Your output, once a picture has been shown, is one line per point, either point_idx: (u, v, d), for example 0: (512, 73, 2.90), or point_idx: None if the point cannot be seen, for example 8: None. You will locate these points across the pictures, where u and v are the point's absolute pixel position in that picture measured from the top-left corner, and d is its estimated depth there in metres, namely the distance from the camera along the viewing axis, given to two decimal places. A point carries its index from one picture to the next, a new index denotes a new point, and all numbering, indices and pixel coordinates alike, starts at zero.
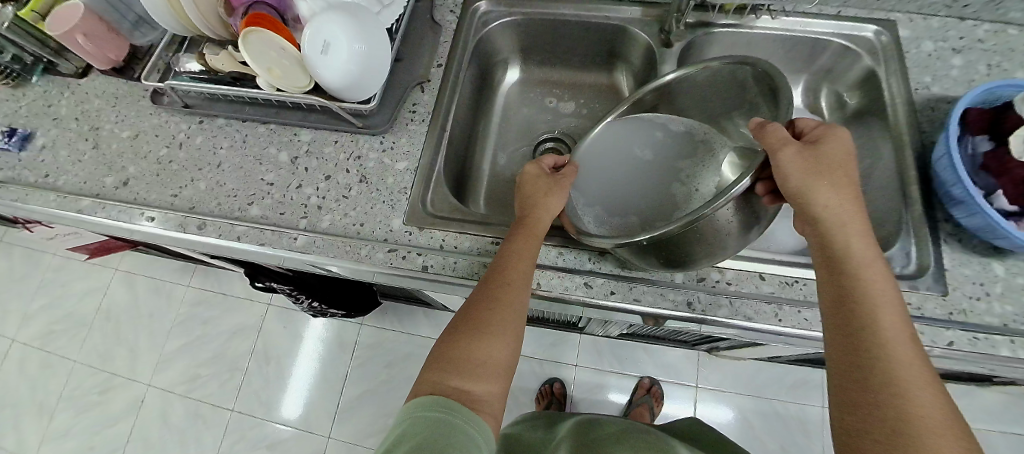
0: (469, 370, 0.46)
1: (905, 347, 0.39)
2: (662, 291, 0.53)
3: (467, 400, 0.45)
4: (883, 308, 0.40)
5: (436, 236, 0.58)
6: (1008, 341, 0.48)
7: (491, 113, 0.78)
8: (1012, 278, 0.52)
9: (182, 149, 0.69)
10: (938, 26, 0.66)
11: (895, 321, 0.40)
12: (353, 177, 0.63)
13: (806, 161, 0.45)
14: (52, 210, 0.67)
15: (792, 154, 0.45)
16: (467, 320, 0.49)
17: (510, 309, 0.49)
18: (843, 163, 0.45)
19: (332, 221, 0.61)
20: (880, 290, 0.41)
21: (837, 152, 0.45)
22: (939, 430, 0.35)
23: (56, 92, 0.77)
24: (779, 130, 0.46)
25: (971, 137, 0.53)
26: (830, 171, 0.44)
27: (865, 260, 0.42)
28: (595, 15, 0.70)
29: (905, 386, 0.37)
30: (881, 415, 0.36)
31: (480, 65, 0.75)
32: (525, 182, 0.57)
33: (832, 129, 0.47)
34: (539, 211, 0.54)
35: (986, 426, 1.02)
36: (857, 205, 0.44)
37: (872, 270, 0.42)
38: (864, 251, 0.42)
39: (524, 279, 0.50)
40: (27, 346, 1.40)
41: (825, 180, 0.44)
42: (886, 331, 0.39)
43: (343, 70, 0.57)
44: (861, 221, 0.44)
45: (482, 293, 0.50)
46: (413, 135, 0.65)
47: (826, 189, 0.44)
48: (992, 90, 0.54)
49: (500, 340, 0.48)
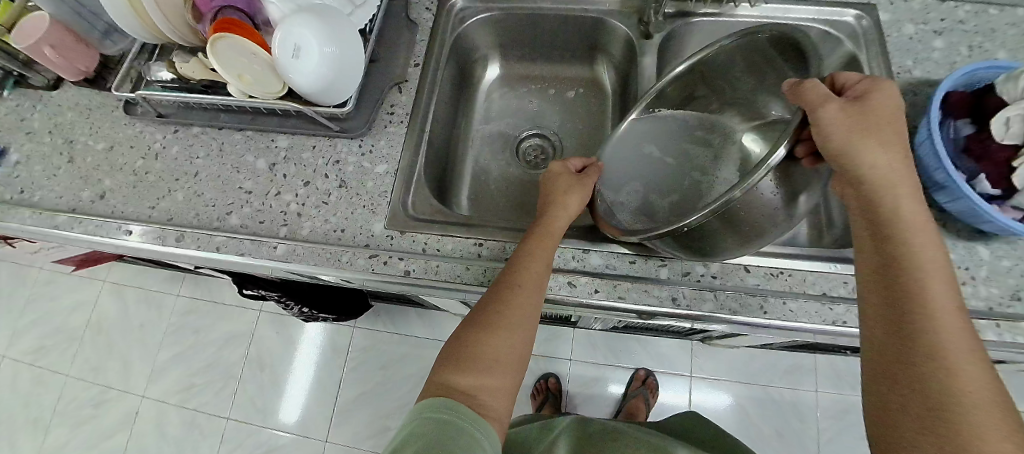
0: (480, 371, 0.46)
1: (954, 316, 0.37)
2: (646, 287, 0.52)
3: (472, 405, 0.44)
4: (930, 277, 0.38)
5: (418, 240, 0.58)
6: (994, 325, 0.49)
7: (472, 111, 0.77)
8: (997, 261, 0.52)
9: (158, 160, 0.68)
10: (919, 8, 0.65)
11: (942, 290, 0.38)
12: (332, 182, 0.62)
13: (850, 118, 0.43)
14: (28, 227, 0.66)
15: (835, 111, 0.43)
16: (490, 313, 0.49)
17: (528, 299, 0.49)
18: (891, 119, 0.44)
19: (312, 228, 0.60)
20: (926, 257, 0.39)
21: (885, 105, 0.44)
22: (983, 403, 0.34)
23: (27, 105, 0.75)
24: (819, 86, 0.44)
25: (953, 121, 0.52)
26: (878, 127, 0.43)
27: (915, 227, 0.40)
28: (573, 7, 0.69)
29: (952, 359, 0.35)
30: (921, 387, 0.35)
31: (458, 63, 0.73)
32: (549, 180, 0.58)
33: (880, 83, 0.45)
34: (558, 207, 0.54)
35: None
36: (907, 164, 0.43)
37: (921, 238, 0.40)
38: (912, 216, 0.41)
39: (537, 277, 0.50)
40: (18, 362, 1.38)
41: (872, 137, 0.42)
42: (935, 300, 0.38)
43: (315, 74, 0.56)
44: (911, 181, 0.42)
45: (505, 285, 0.50)
46: (392, 137, 0.64)
47: (875, 148, 0.42)
48: (974, 72, 0.53)
49: (513, 336, 0.48)
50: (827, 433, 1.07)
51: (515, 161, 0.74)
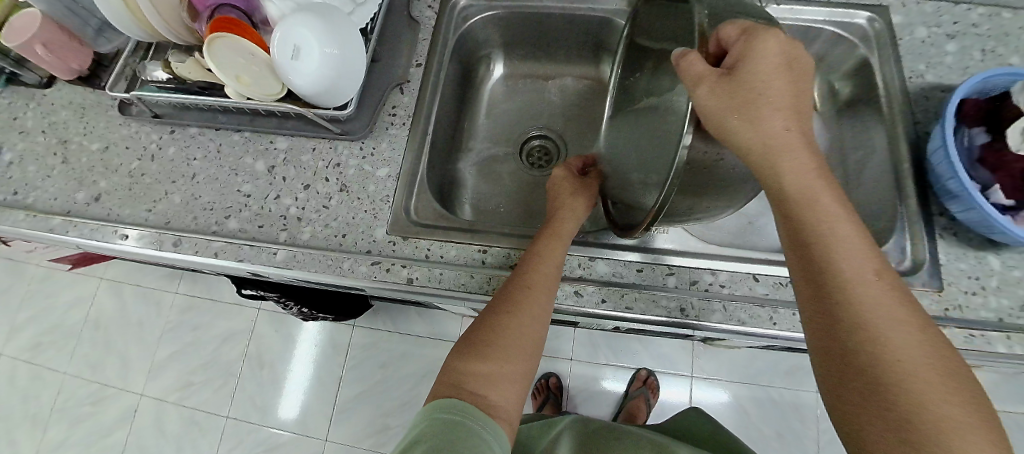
0: (486, 367, 0.45)
1: (874, 285, 0.36)
2: (654, 297, 0.51)
3: (484, 405, 0.44)
4: (841, 248, 0.37)
5: (421, 246, 0.57)
6: (1004, 337, 0.48)
7: (476, 110, 0.76)
8: (1008, 271, 0.52)
9: (154, 161, 0.67)
10: (932, 11, 0.64)
11: (857, 261, 0.36)
12: (333, 186, 0.61)
13: (729, 96, 0.38)
14: (21, 229, 0.65)
15: (710, 93, 0.37)
16: (489, 311, 0.49)
17: (530, 296, 0.48)
18: (768, 84, 0.39)
19: (313, 234, 0.59)
20: (836, 227, 0.38)
21: (766, 67, 0.39)
22: (920, 373, 0.33)
23: (20, 104, 0.74)
24: (699, 59, 0.38)
25: (967, 129, 0.51)
26: (757, 98, 0.39)
27: (819, 193, 0.39)
28: (580, 7, 0.67)
29: (879, 333, 0.34)
30: (857, 366, 0.35)
31: (462, 62, 0.72)
32: (554, 186, 0.61)
33: (762, 35, 0.39)
34: (565, 212, 0.56)
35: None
36: (802, 124, 0.40)
37: (828, 206, 0.38)
38: (813, 182, 0.39)
39: (548, 279, 0.49)
40: (14, 359, 1.37)
41: (754, 111, 0.39)
42: (848, 272, 0.36)
43: (316, 76, 0.54)
44: (809, 144, 0.40)
45: (507, 283, 0.50)
46: (393, 139, 0.62)
47: (757, 123, 0.39)
48: (988, 79, 0.52)
49: (511, 327, 0.47)
50: (829, 435, 1.07)
51: (519, 163, 0.73)
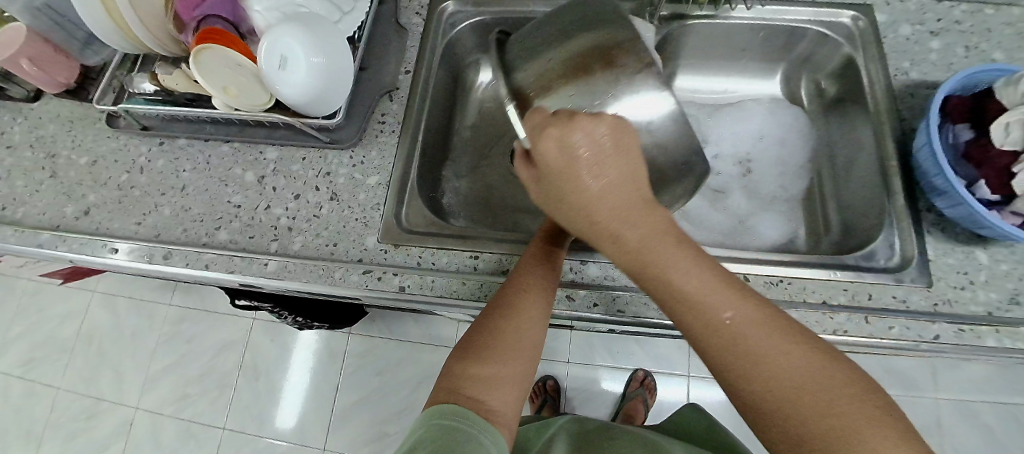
0: (484, 370, 0.44)
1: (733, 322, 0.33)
2: (645, 300, 0.51)
3: (482, 410, 0.42)
4: (683, 296, 0.34)
5: (412, 254, 0.56)
6: (993, 331, 0.49)
7: (466, 116, 0.76)
8: (996, 265, 0.52)
9: (143, 174, 0.67)
10: (915, 9, 0.65)
11: (713, 306, 0.34)
12: (323, 195, 0.61)
13: (547, 191, 0.40)
14: (9, 244, 0.64)
15: (535, 191, 0.43)
16: (486, 316, 0.48)
17: (525, 298, 0.48)
18: (571, 173, 0.37)
19: (304, 243, 0.59)
20: (674, 273, 0.35)
21: (549, 148, 0.37)
22: (806, 402, 0.31)
23: (7, 118, 0.73)
24: (522, 168, 0.43)
25: (952, 126, 0.51)
26: (560, 177, 0.37)
27: (660, 242, 0.35)
28: None
29: (749, 375, 0.32)
30: (746, 408, 0.33)
31: (451, 68, 0.72)
32: None
33: (551, 123, 0.37)
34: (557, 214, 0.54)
35: (950, 394, 1.07)
36: (618, 163, 0.36)
37: (664, 250, 0.35)
38: (641, 231, 0.35)
39: (541, 280, 0.49)
40: (6, 375, 1.36)
41: (565, 193, 0.38)
42: (699, 318, 0.34)
43: (303, 86, 0.53)
44: (626, 187, 0.36)
45: (505, 288, 0.49)
46: (383, 147, 0.62)
47: (575, 200, 0.37)
48: (974, 76, 0.52)
49: (512, 331, 0.46)
50: None
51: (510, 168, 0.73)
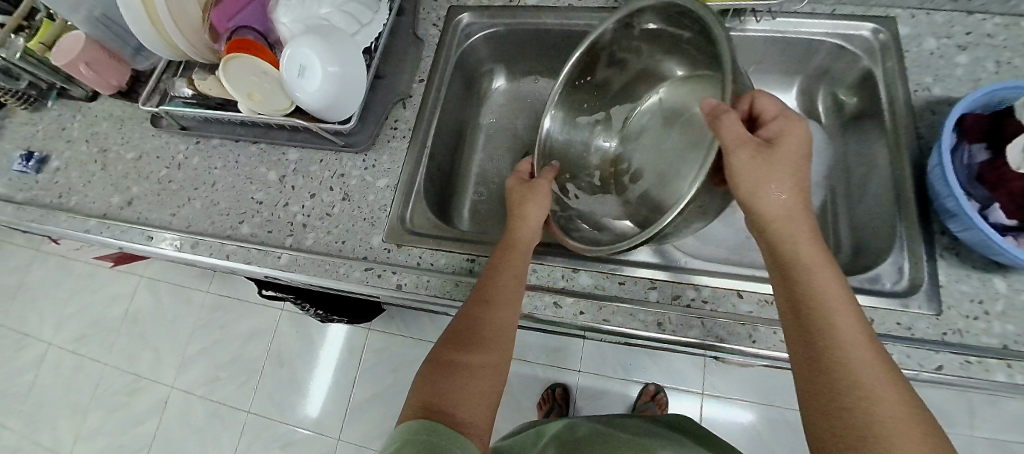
0: (457, 383, 0.46)
1: (852, 324, 0.37)
2: (633, 311, 0.51)
3: (452, 423, 0.43)
4: (827, 298, 0.38)
5: (414, 254, 0.59)
6: (1005, 365, 0.46)
7: (477, 123, 0.78)
8: (1015, 295, 0.49)
9: (180, 169, 0.73)
10: (942, 22, 0.62)
11: (851, 313, 0.38)
12: (336, 195, 0.65)
13: (757, 164, 0.41)
14: (63, 229, 0.72)
15: (743, 159, 0.41)
16: (457, 329, 0.50)
17: (494, 310, 0.50)
18: (767, 184, 0.41)
19: (316, 239, 0.62)
20: (823, 278, 0.39)
21: (791, 147, 0.42)
22: (873, 406, 0.34)
23: (68, 116, 0.81)
24: (730, 124, 0.42)
25: (967, 146, 0.49)
26: (778, 167, 0.41)
27: (815, 248, 0.40)
28: (577, 23, 0.68)
29: (855, 369, 0.35)
30: (822, 408, 0.35)
31: (464, 77, 0.74)
32: (510, 192, 0.62)
33: (790, 122, 0.43)
34: (522, 222, 0.57)
35: (987, 431, 1.00)
36: (787, 174, 0.42)
37: (810, 255, 0.40)
38: (814, 249, 0.40)
39: (512, 292, 0.51)
40: (62, 349, 1.49)
41: (767, 176, 0.41)
42: (833, 318, 0.37)
43: (320, 94, 0.57)
44: (802, 211, 0.42)
45: (474, 297, 0.52)
46: (393, 152, 0.65)
47: (770, 189, 0.41)
48: (994, 92, 0.50)
49: (484, 343, 0.48)
50: None
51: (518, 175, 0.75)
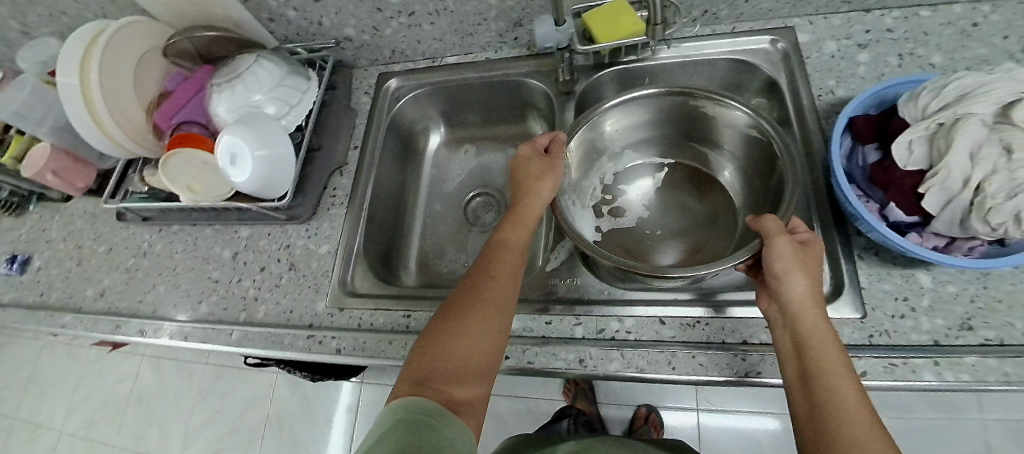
0: (454, 359, 0.46)
1: (857, 398, 0.40)
2: (555, 350, 0.52)
3: (448, 401, 0.44)
4: (832, 370, 0.41)
5: (354, 315, 0.61)
6: (933, 364, 0.45)
7: (420, 177, 0.81)
8: (940, 288, 0.49)
9: (146, 257, 0.77)
10: (841, 24, 0.63)
11: (842, 366, 0.42)
12: (283, 266, 0.68)
13: (797, 253, 0.46)
14: (42, 326, 0.76)
15: (785, 245, 0.46)
16: (459, 303, 0.50)
17: (494, 284, 0.51)
18: (796, 272, 0.45)
19: (265, 311, 0.65)
20: (827, 352, 0.42)
21: (815, 249, 0.47)
22: None
23: (47, 217, 0.87)
24: (775, 221, 0.48)
25: (861, 147, 0.49)
26: (812, 266, 0.46)
27: (818, 322, 0.44)
28: (495, 72, 0.73)
29: (859, 442, 0.37)
30: None
31: (399, 136, 0.78)
32: (518, 164, 0.61)
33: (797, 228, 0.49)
34: (531, 196, 0.58)
35: (1000, 418, 0.94)
36: (807, 263, 0.46)
37: (819, 332, 0.43)
38: (815, 325, 0.43)
39: (511, 269, 0.53)
40: (75, 435, 1.53)
41: (805, 267, 0.45)
42: (840, 389, 0.40)
43: (251, 177, 0.62)
44: (813, 288, 0.45)
45: (480, 272, 0.53)
46: (333, 218, 0.69)
47: (802, 277, 0.45)
48: (880, 92, 0.50)
49: (483, 319, 0.49)
50: None
51: (462, 221, 0.77)
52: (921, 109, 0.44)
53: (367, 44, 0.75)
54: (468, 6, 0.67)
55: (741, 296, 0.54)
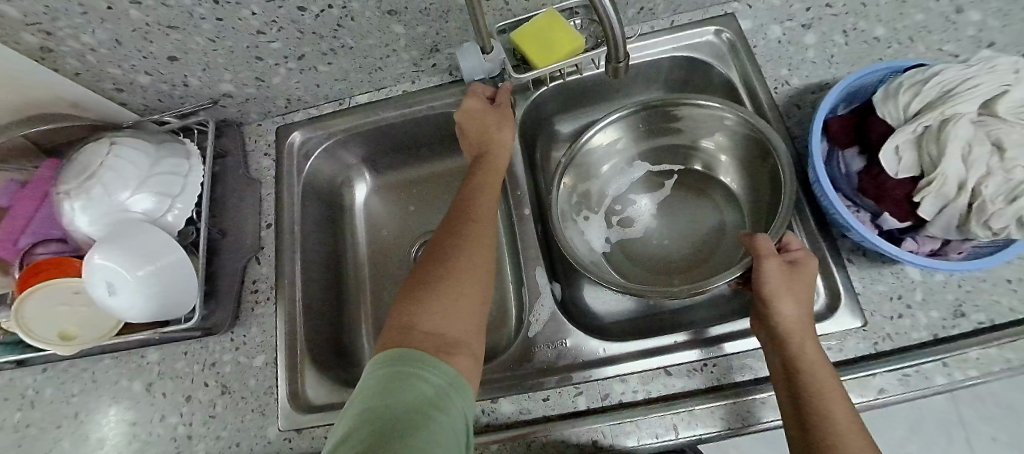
0: (439, 306, 0.40)
1: (853, 428, 0.35)
2: (563, 435, 0.47)
3: (438, 350, 0.37)
4: (826, 394, 0.37)
5: (316, 436, 0.52)
6: (940, 365, 0.44)
7: (355, 236, 0.71)
8: (929, 278, 0.48)
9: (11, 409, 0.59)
10: (780, 3, 0.59)
11: (837, 390, 0.38)
12: (213, 390, 0.56)
13: (787, 272, 0.43)
14: None
15: (774, 264, 0.43)
16: (437, 255, 0.45)
17: (476, 231, 0.46)
18: (784, 292, 0.42)
19: (205, 451, 0.54)
20: (820, 376, 0.38)
21: (808, 271, 0.44)
22: None
23: None
24: (765, 239, 0.45)
25: (841, 152, 0.46)
26: (801, 287, 0.43)
27: (809, 343, 0.40)
28: (417, 108, 0.63)
29: None
30: None
31: (320, 198, 0.67)
32: (465, 115, 0.54)
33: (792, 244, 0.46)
34: (493, 145, 0.53)
35: None
36: (800, 285, 0.43)
37: (812, 355, 0.39)
38: (807, 347, 0.40)
39: (487, 213, 0.49)
40: None
41: (793, 287, 0.42)
42: (836, 415, 0.36)
43: (140, 306, 0.49)
44: (805, 312, 0.42)
45: (448, 223, 0.48)
46: (262, 320, 0.59)
47: (791, 298, 0.42)
48: (852, 85, 0.47)
49: (471, 264, 0.44)
50: None
51: None
52: (903, 109, 0.42)
53: (254, 97, 0.62)
54: (371, 39, 0.55)
55: (722, 329, 0.50)
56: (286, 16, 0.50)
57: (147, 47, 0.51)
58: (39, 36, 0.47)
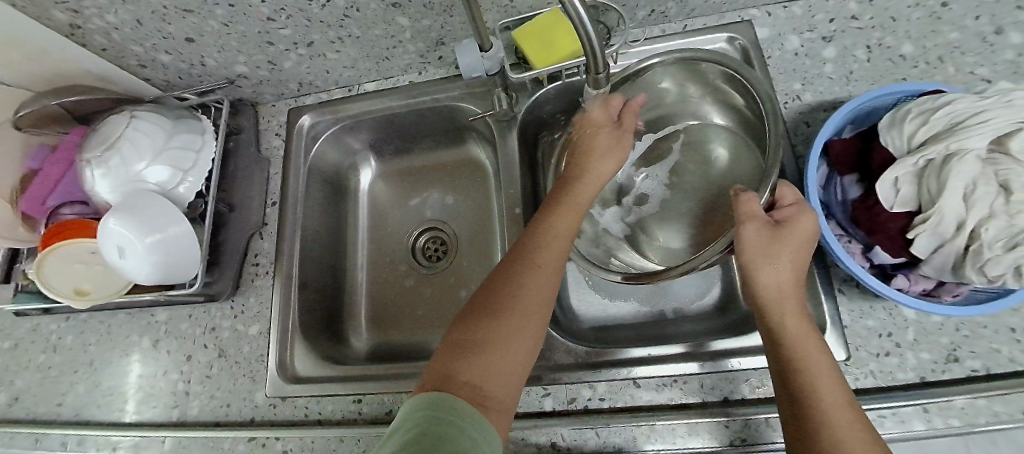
0: (485, 359, 0.38)
1: (834, 393, 0.34)
2: (524, 433, 0.48)
3: (475, 400, 0.35)
4: (806, 359, 0.36)
5: (300, 404, 0.55)
6: (919, 410, 0.42)
7: (357, 219, 0.73)
8: (924, 318, 0.45)
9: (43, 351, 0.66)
10: (803, 12, 0.56)
11: (815, 344, 0.37)
12: (211, 353, 0.60)
13: (769, 235, 0.40)
14: None
15: (752, 228, 0.41)
16: (496, 292, 0.42)
17: (540, 273, 0.43)
18: (763, 255, 0.40)
19: (200, 408, 0.58)
20: (801, 339, 0.37)
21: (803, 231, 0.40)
22: None
23: None
24: (750, 200, 0.42)
25: (839, 178, 0.44)
26: (790, 245, 0.40)
27: (790, 307, 0.39)
28: (422, 99, 0.64)
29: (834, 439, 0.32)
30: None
31: (325, 179, 0.69)
32: (585, 126, 0.54)
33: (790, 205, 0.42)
34: (595, 171, 0.51)
35: None
36: (789, 243, 0.40)
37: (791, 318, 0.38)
38: (787, 311, 0.38)
39: (558, 254, 0.44)
40: None
41: (774, 247, 0.40)
42: (815, 380, 0.35)
43: (145, 270, 0.53)
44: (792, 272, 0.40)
45: (514, 256, 0.44)
46: (260, 291, 0.62)
47: (770, 261, 0.40)
48: (862, 105, 0.45)
49: (520, 319, 0.40)
50: None
51: (412, 265, 0.70)
52: (906, 138, 0.39)
53: (267, 79, 0.64)
54: (377, 29, 0.56)
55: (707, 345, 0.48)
56: (295, 5, 0.51)
57: (166, 28, 0.54)
58: (69, 14, 0.50)
